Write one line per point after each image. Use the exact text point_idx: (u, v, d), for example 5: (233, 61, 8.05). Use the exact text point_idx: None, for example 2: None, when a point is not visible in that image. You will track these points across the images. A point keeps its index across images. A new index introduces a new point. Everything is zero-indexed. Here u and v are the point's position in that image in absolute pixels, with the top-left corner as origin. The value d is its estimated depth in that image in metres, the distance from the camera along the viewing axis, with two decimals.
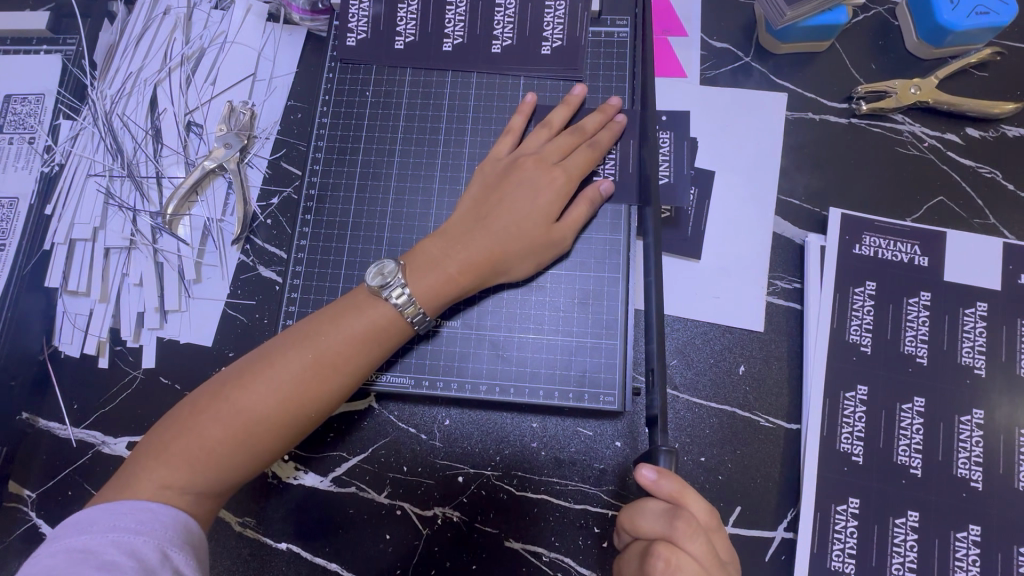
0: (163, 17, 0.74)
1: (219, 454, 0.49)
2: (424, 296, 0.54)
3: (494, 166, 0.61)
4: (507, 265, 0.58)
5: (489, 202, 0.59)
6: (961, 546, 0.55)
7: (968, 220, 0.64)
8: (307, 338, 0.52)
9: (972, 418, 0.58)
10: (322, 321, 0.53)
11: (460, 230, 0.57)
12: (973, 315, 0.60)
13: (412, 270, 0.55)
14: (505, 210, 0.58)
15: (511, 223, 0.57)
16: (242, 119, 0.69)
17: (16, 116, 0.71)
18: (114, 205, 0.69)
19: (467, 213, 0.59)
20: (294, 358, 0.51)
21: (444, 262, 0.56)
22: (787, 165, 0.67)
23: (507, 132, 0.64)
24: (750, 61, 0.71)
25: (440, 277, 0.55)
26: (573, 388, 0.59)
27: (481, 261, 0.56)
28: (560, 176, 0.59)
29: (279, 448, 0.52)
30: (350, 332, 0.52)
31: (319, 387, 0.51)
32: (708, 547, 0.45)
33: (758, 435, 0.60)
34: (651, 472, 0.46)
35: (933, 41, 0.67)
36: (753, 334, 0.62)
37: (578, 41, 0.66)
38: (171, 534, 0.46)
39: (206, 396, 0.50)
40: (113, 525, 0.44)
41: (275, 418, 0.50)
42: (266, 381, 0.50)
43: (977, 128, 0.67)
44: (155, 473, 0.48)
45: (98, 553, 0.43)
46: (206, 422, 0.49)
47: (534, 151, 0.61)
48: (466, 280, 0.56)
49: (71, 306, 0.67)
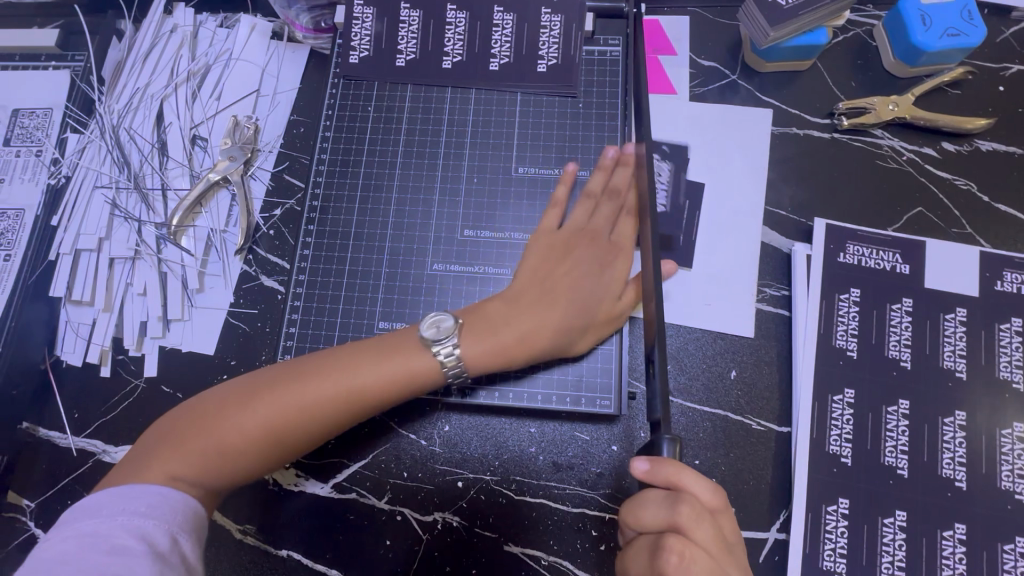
0: (170, 35, 0.77)
1: (233, 456, 0.50)
2: (473, 360, 0.56)
3: (551, 238, 0.62)
4: (567, 342, 0.59)
5: (553, 274, 0.60)
6: (947, 545, 0.56)
7: (946, 230, 0.67)
8: (347, 363, 0.53)
9: (954, 420, 0.60)
10: (366, 350, 0.54)
11: (526, 298, 0.58)
12: (953, 320, 0.63)
13: (467, 333, 0.56)
14: (572, 285, 0.59)
15: (578, 301, 0.58)
16: (246, 133, 0.71)
17: (25, 130, 0.73)
18: (120, 216, 0.70)
19: (533, 282, 0.59)
20: (328, 382, 0.52)
21: (503, 331, 0.57)
22: (772, 178, 0.70)
23: (554, 202, 0.65)
24: (737, 78, 0.74)
25: (496, 345, 0.56)
26: (569, 392, 0.61)
27: (537, 337, 0.57)
28: (618, 251, 0.61)
29: (290, 458, 0.53)
30: (393, 369, 0.53)
31: (346, 410, 0.52)
32: (714, 530, 0.46)
33: (750, 438, 0.62)
34: (644, 463, 0.47)
35: (909, 60, 0.70)
36: (743, 340, 0.65)
37: (573, 59, 0.69)
38: (180, 519, 0.46)
39: (232, 400, 0.52)
40: (122, 509, 0.45)
41: (297, 433, 0.51)
42: (298, 399, 0.51)
43: (952, 142, 0.70)
44: (170, 463, 0.49)
45: (109, 536, 0.43)
46: (230, 424, 0.50)
47: (585, 227, 0.63)
48: (522, 352, 0.57)
49: (74, 316, 0.68)
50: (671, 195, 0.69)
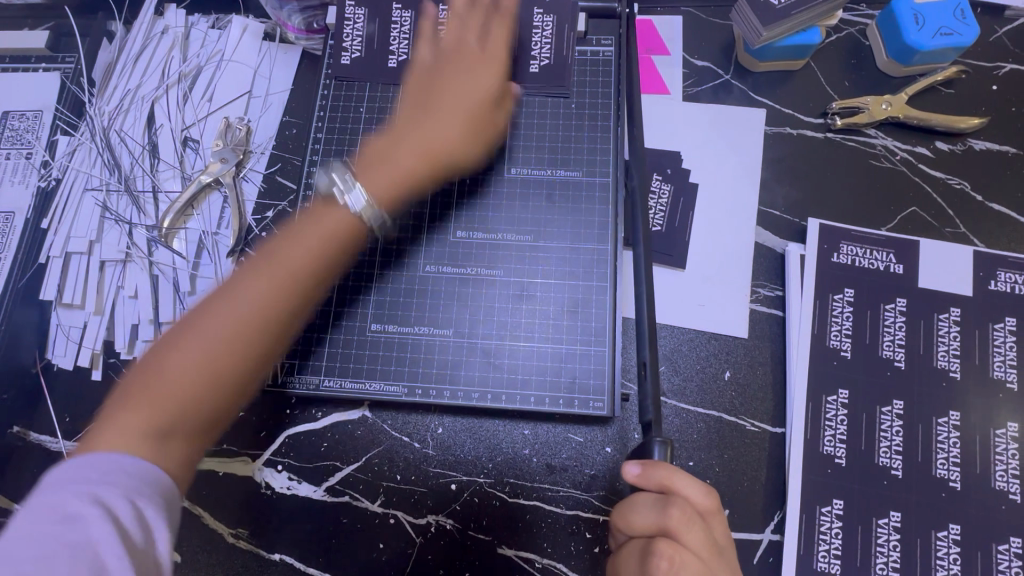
0: (161, 36, 0.76)
1: (180, 382, 0.44)
2: (382, 200, 0.54)
3: (421, 87, 0.61)
4: (462, 149, 0.59)
5: (430, 97, 0.59)
6: (941, 545, 0.56)
7: (940, 229, 0.67)
8: (264, 254, 0.49)
9: (948, 420, 0.60)
10: (278, 239, 0.51)
11: (413, 115, 0.58)
12: (947, 320, 0.62)
13: (364, 171, 0.55)
14: (452, 96, 0.59)
15: (459, 111, 0.59)
16: (238, 135, 0.71)
17: (14, 132, 0.73)
18: (110, 218, 0.70)
19: (415, 107, 0.59)
20: (251, 275, 0.48)
21: (399, 152, 0.56)
22: (766, 178, 0.70)
23: (423, 41, 0.64)
24: (730, 78, 0.74)
25: (398, 176, 0.55)
26: (562, 395, 0.61)
27: (438, 155, 0.57)
28: (491, 61, 0.62)
29: (249, 378, 0.47)
30: (308, 231, 0.50)
31: (280, 290, 0.48)
32: (704, 534, 0.46)
33: (744, 439, 0.61)
34: (636, 467, 0.48)
35: (902, 59, 0.70)
36: (737, 340, 0.64)
37: (565, 60, 0.68)
38: (142, 485, 0.40)
39: (152, 351, 0.46)
40: (72, 478, 0.38)
41: (240, 336, 0.46)
42: (225, 301, 0.47)
43: (946, 142, 0.70)
44: (113, 421, 0.42)
45: (61, 507, 0.37)
46: (167, 358, 0.44)
47: (460, 47, 0.62)
48: (424, 172, 0.57)
49: (65, 319, 0.67)
50: (664, 195, 0.69)
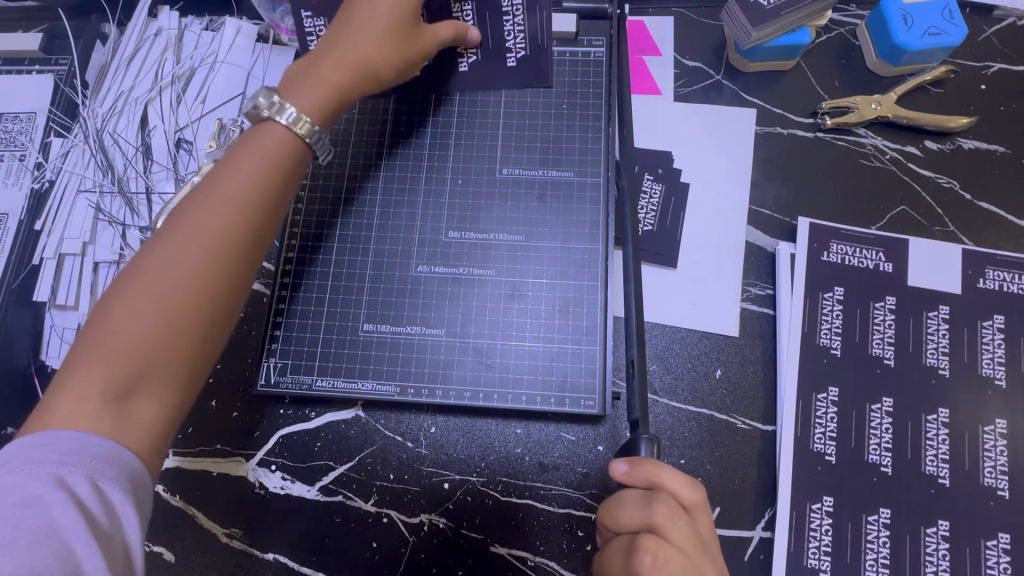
0: (155, 38, 0.77)
1: (133, 338, 0.42)
2: (307, 109, 0.51)
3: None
4: (384, 63, 0.55)
5: (349, 9, 0.55)
6: (930, 542, 0.57)
7: (929, 228, 0.68)
8: (201, 195, 0.47)
9: (937, 417, 0.60)
10: (212, 178, 0.48)
11: (336, 30, 0.55)
12: (936, 318, 0.63)
13: (286, 88, 0.52)
14: (370, 4, 0.54)
15: (375, 21, 0.54)
16: (233, 136, 0.70)
17: (8, 134, 0.73)
18: (104, 220, 0.70)
19: (336, 22, 0.55)
20: (191, 217, 0.45)
21: (317, 68, 0.53)
22: (756, 177, 0.70)
23: None
24: (721, 79, 0.74)
25: (318, 87, 0.52)
26: (554, 393, 0.61)
27: (356, 65, 0.53)
28: None
29: (211, 327, 0.45)
30: (246, 165, 0.48)
31: (222, 232, 0.45)
32: (690, 530, 0.46)
33: (735, 437, 0.62)
34: (623, 464, 0.48)
35: (891, 60, 0.70)
36: (728, 339, 0.65)
37: (541, 47, 0.66)
38: (104, 460, 0.39)
39: (99, 313, 0.43)
40: (29, 455, 0.37)
41: (188, 283, 0.44)
42: (168, 245, 0.44)
43: (935, 141, 0.70)
44: (69, 386, 0.40)
45: (22, 487, 0.36)
46: (115, 312, 0.42)
47: None
48: (345, 85, 0.53)
49: (59, 320, 0.67)
50: (655, 195, 0.69)
